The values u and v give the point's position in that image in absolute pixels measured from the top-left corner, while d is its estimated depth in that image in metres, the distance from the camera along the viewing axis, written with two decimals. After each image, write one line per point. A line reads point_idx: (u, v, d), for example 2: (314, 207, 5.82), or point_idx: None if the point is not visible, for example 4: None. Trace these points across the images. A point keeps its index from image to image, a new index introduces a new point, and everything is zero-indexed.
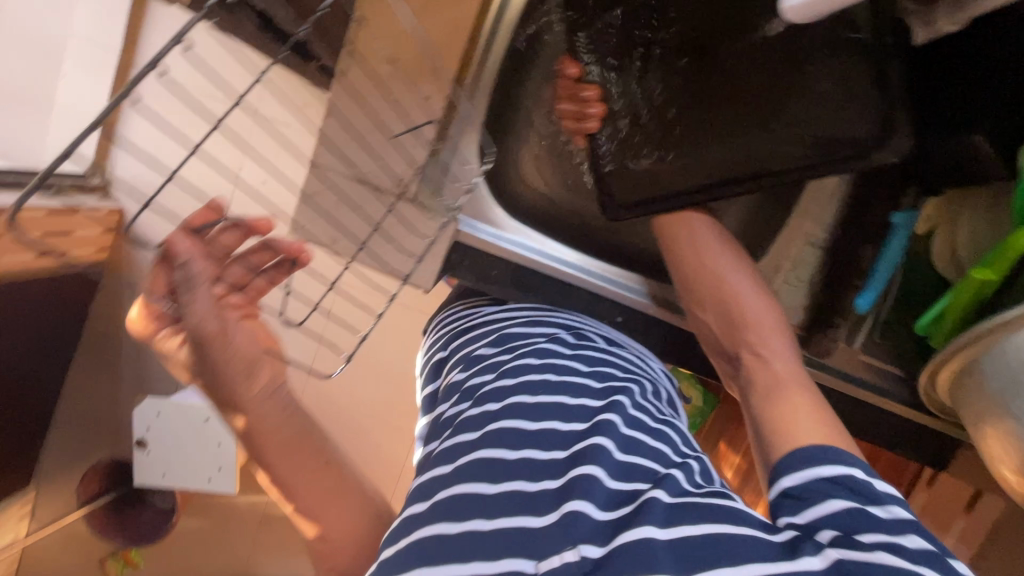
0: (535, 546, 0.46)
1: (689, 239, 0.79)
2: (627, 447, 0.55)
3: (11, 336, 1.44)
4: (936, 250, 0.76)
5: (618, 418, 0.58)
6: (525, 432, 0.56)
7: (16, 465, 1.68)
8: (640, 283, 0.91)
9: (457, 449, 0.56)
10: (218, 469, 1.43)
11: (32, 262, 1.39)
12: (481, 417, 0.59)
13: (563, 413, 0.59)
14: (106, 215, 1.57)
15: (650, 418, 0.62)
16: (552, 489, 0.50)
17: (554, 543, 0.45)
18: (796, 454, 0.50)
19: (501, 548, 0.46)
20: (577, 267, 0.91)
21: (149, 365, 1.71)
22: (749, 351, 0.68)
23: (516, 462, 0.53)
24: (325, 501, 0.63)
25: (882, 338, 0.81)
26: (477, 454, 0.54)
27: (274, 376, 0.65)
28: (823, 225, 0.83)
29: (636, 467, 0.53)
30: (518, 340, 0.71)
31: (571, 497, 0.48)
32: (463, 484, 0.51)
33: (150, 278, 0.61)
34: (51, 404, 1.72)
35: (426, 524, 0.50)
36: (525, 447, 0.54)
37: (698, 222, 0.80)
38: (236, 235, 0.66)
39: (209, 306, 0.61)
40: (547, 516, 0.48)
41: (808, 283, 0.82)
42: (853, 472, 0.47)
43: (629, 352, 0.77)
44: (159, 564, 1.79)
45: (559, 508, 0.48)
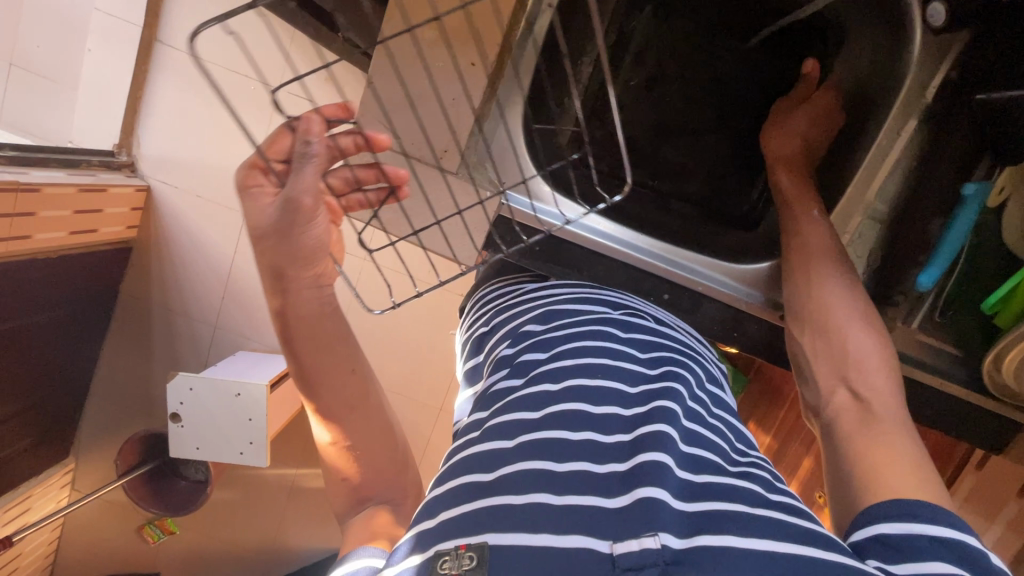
0: (609, 524, 0.45)
1: (803, 262, 0.76)
2: (690, 437, 0.55)
3: (48, 311, 1.47)
4: (1006, 230, 0.73)
5: (677, 407, 0.57)
6: (588, 415, 0.56)
7: (56, 436, 1.73)
8: (708, 266, 0.87)
9: (517, 425, 0.55)
10: (250, 442, 1.47)
11: (67, 239, 1.44)
12: (542, 395, 0.58)
13: (621, 400, 0.59)
14: (137, 193, 1.58)
15: (706, 414, 0.61)
16: (620, 472, 0.50)
17: (632, 527, 0.45)
18: (897, 504, 0.49)
19: (571, 524, 0.45)
20: (632, 250, 0.86)
21: (181, 341, 1.75)
22: (844, 388, 0.67)
23: (576, 443, 0.53)
24: (350, 418, 0.72)
25: (944, 318, 0.77)
26: (541, 434, 0.53)
27: (321, 273, 0.68)
28: (885, 196, 0.78)
29: (699, 459, 0.53)
30: (567, 318, 0.70)
31: (643, 484, 0.47)
32: (527, 461, 0.51)
33: (272, 140, 0.61)
34: (87, 378, 1.77)
35: (491, 495, 0.49)
36: (584, 428, 0.54)
37: (827, 264, 0.74)
38: (356, 143, 0.64)
39: (313, 186, 0.59)
40: (617, 499, 0.48)
41: (866, 259, 0.80)
42: (956, 534, 0.45)
43: (679, 333, 0.75)
44: (193, 533, 1.86)
45: (632, 493, 0.47)
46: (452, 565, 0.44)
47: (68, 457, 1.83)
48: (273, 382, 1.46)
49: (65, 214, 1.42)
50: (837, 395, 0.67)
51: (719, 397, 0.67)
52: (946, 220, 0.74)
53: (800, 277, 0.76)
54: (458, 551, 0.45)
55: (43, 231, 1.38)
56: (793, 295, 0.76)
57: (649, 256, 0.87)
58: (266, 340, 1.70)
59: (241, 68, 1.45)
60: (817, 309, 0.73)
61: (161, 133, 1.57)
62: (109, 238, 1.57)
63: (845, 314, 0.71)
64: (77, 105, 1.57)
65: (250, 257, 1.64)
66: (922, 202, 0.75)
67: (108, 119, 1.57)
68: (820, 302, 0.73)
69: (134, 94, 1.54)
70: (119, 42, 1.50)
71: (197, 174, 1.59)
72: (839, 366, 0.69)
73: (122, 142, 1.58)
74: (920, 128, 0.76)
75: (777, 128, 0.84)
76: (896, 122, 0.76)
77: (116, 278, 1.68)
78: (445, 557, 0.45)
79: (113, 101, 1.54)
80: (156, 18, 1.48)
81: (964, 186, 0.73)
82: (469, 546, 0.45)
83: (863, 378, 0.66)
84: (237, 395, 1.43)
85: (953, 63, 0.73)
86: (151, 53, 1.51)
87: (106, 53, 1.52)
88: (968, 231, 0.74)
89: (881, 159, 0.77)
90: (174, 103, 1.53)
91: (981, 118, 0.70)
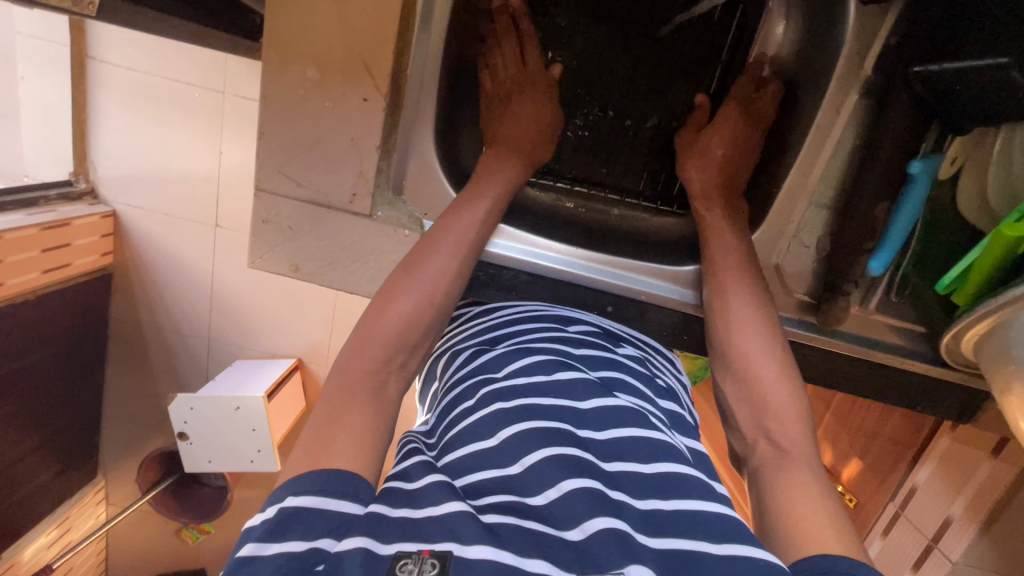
0: (571, 555, 0.40)
1: (731, 305, 0.65)
2: (648, 456, 0.49)
3: (42, 352, 1.43)
4: (963, 200, 0.60)
5: (640, 428, 0.51)
6: (546, 433, 0.49)
7: (78, 465, 1.74)
8: (656, 274, 0.77)
9: (470, 457, 0.49)
10: (258, 450, 1.50)
11: (41, 279, 1.36)
12: (498, 418, 0.51)
13: (572, 418, 0.52)
14: (103, 220, 1.50)
15: (668, 429, 0.54)
16: (574, 492, 0.44)
17: (600, 559, 0.39)
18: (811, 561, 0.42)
19: (528, 548, 0.40)
20: (567, 268, 0.76)
21: (178, 358, 1.71)
22: (765, 436, 0.57)
23: (519, 475, 0.46)
24: (381, 311, 0.57)
25: (901, 297, 0.68)
26: (474, 477, 0.48)
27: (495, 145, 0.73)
28: (829, 180, 0.67)
29: (674, 480, 0.47)
30: (526, 336, 0.64)
31: (601, 512, 0.42)
32: (494, 495, 0.45)
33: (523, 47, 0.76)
34: (97, 404, 1.74)
35: (446, 504, 0.42)
36: (528, 455, 0.47)
37: (752, 295, 0.65)
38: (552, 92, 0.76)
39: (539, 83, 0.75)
40: (570, 532, 0.42)
41: (815, 246, 0.69)
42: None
43: (629, 347, 0.68)
44: (226, 532, 1.88)
45: (584, 526, 0.42)
46: (412, 570, 0.37)
47: (97, 476, 1.85)
48: (270, 391, 1.47)
49: (34, 255, 1.33)
50: (760, 444, 0.57)
51: (677, 412, 0.60)
52: (895, 202, 0.61)
53: (722, 307, 0.66)
54: (421, 555, 0.38)
55: (16, 276, 1.29)
56: (714, 305, 0.67)
57: (584, 269, 0.77)
58: (259, 345, 1.66)
59: (185, 77, 1.38)
60: (732, 338, 0.64)
61: (110, 152, 1.47)
62: (85, 268, 1.50)
63: (763, 345, 0.62)
64: (24, 135, 1.48)
65: (230, 268, 1.57)
66: (865, 182, 0.61)
67: (56, 146, 1.46)
68: (733, 333, 0.64)
69: (79, 116, 1.44)
70: (49, 65, 1.39)
71: (161, 189, 1.49)
72: (758, 413, 0.58)
73: (77, 169, 1.48)
74: (863, 102, 0.63)
75: (695, 152, 0.71)
76: (837, 96, 0.63)
77: (103, 306, 1.63)
78: (406, 558, 0.37)
79: (56, 127, 1.44)
80: (83, 32, 1.36)
81: (910, 164, 0.59)
82: (433, 551, 0.38)
83: (779, 421, 0.56)
84: (236, 408, 1.43)
85: (895, 24, 0.59)
86: (86, 72, 1.40)
87: (38, 76, 1.41)
88: (921, 208, 0.61)
89: (821, 141, 0.65)
90: (115, 121, 1.44)
91: (915, 81, 0.56)
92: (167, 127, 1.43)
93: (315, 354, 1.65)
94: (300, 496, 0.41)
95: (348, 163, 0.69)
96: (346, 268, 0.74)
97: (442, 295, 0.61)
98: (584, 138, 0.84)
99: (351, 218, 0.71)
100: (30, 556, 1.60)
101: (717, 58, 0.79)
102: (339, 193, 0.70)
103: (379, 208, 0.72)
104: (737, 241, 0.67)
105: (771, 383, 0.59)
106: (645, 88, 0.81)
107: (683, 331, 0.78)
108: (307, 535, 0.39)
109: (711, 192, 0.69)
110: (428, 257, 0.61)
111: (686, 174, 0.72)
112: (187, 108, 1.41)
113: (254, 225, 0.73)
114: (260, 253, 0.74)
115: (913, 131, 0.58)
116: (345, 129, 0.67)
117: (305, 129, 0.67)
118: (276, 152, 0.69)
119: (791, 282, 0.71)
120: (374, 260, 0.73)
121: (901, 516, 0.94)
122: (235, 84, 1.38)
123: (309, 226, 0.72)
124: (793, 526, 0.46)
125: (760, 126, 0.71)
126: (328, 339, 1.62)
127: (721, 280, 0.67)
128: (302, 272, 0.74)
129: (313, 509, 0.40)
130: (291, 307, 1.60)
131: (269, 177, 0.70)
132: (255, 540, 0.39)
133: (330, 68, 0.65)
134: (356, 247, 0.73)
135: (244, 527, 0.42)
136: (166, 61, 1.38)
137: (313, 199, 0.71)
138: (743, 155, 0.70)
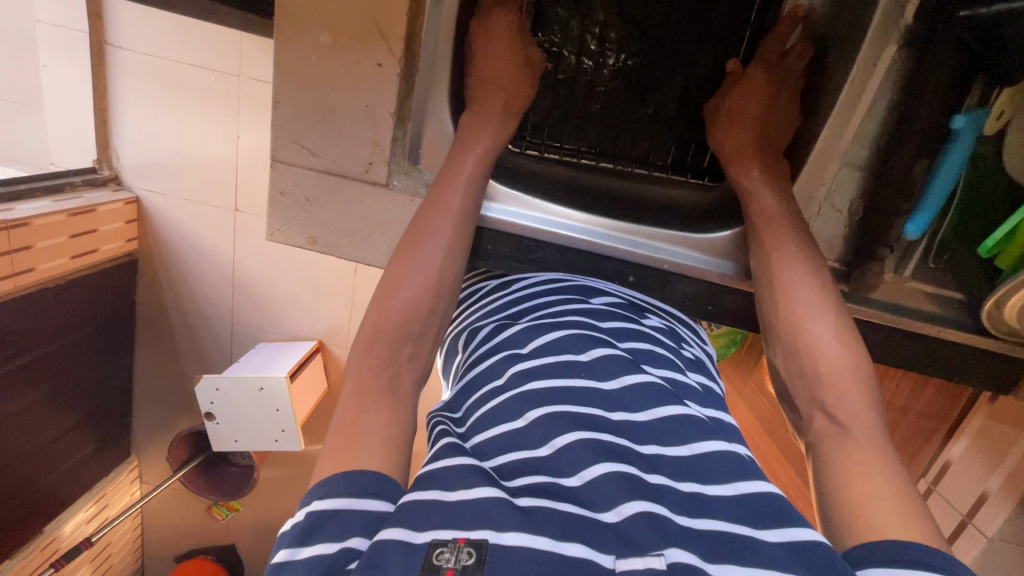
0: (607, 537, 0.39)
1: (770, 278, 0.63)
2: (687, 436, 0.47)
3: (72, 334, 1.47)
4: (1009, 159, 0.58)
5: (674, 408, 0.49)
6: (577, 415, 0.48)
7: (113, 445, 1.79)
8: (678, 244, 0.75)
9: (500, 438, 0.48)
10: (282, 430, 1.52)
11: (70, 264, 1.39)
12: (526, 398, 0.50)
13: (602, 401, 0.50)
14: (128, 206, 1.52)
15: (694, 399, 0.54)
16: (609, 477, 0.43)
17: (638, 542, 0.38)
18: (864, 548, 0.41)
19: (565, 531, 0.39)
20: (587, 238, 0.75)
21: (203, 340, 1.73)
22: (818, 409, 0.56)
23: (549, 458, 0.45)
24: (392, 295, 0.58)
25: (939, 263, 0.65)
26: (507, 459, 0.46)
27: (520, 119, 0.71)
28: (864, 139, 0.64)
29: (711, 461, 0.46)
30: (550, 312, 0.62)
31: (636, 496, 0.41)
32: (530, 477, 0.44)
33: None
34: (127, 387, 1.78)
35: (478, 488, 0.41)
36: (557, 437, 0.46)
37: (792, 265, 0.62)
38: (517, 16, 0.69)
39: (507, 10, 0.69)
40: (605, 515, 0.41)
41: (847, 210, 0.67)
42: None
43: (654, 319, 0.66)
44: (255, 509, 1.92)
45: (620, 508, 0.41)
46: (449, 560, 0.36)
47: (130, 456, 1.90)
48: (293, 372, 1.49)
49: (62, 240, 1.36)
50: (814, 416, 0.56)
51: (708, 384, 0.59)
52: (935, 160, 0.58)
53: (765, 268, 0.64)
54: (457, 543, 0.37)
55: (46, 261, 1.33)
56: (760, 270, 0.65)
57: (604, 237, 0.76)
58: (282, 327, 1.67)
59: (200, 60, 1.38)
60: (778, 305, 0.62)
61: (130, 137, 1.48)
62: (111, 254, 1.53)
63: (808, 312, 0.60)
64: (47, 123, 1.49)
65: (251, 251, 1.58)
66: (903, 142, 0.58)
67: (78, 133, 1.48)
68: (784, 296, 0.62)
69: (100, 104, 1.45)
70: (70, 53, 1.40)
71: (181, 174, 1.50)
72: (813, 382, 0.57)
73: (101, 156, 1.50)
74: (902, 53, 0.59)
75: (727, 117, 0.69)
76: (876, 45, 0.59)
77: (130, 290, 1.65)
78: (442, 547, 0.37)
79: (77, 114, 1.45)
80: (102, 19, 1.37)
81: (953, 119, 0.56)
82: (468, 539, 0.38)
83: (837, 394, 0.55)
84: (260, 389, 1.45)
85: None
86: (106, 58, 1.41)
87: (59, 64, 1.42)
88: (962, 166, 0.58)
89: (857, 97, 0.61)
90: (132, 106, 1.44)
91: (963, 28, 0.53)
92: (183, 110, 1.43)
93: (336, 336, 1.66)
94: (325, 500, 0.41)
95: (363, 130, 0.68)
96: (360, 238, 0.74)
97: (439, 277, 0.61)
98: (604, 110, 0.81)
99: (367, 188, 0.71)
100: (69, 531, 1.67)
101: (743, 25, 0.76)
102: (355, 162, 0.69)
103: (396, 177, 0.71)
104: (778, 201, 0.65)
105: (826, 347, 0.58)
106: (663, 51, 0.78)
107: (707, 299, 0.76)
108: (336, 536, 0.39)
109: (744, 151, 0.67)
110: (425, 236, 0.62)
111: (718, 136, 0.70)
112: (203, 93, 1.41)
113: (271, 198, 0.73)
114: (278, 226, 0.74)
115: (954, 84, 0.55)
116: (361, 96, 0.66)
117: (320, 99, 0.67)
118: (293, 122, 0.68)
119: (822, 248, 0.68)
120: (388, 229, 0.73)
121: (934, 492, 0.91)
122: (249, 66, 1.37)
123: (324, 196, 0.72)
124: (858, 502, 0.45)
125: (792, 81, 0.67)
126: (348, 320, 1.63)
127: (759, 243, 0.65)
128: (319, 244, 0.74)
129: (339, 511, 0.40)
130: (311, 290, 1.61)
131: (285, 148, 0.70)
132: (286, 546, 0.39)
133: (344, 34, 0.64)
134: (371, 217, 0.72)
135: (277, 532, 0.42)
136: (181, 44, 1.38)
137: (330, 168, 0.70)
138: (770, 120, 0.67)
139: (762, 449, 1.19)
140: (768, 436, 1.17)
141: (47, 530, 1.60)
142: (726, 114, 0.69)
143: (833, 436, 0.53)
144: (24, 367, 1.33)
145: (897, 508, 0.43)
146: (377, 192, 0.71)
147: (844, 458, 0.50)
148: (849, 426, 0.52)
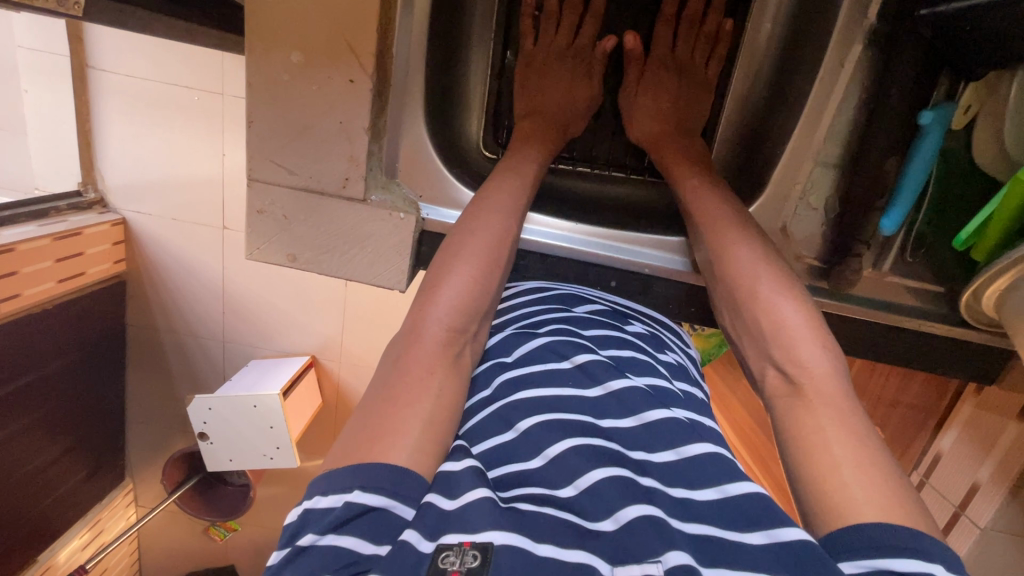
0: (603, 544, 0.39)
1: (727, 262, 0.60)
2: (674, 440, 0.47)
3: (61, 359, 1.46)
4: (978, 149, 0.58)
5: (663, 413, 0.49)
6: (568, 423, 0.48)
7: (106, 470, 1.76)
8: (657, 247, 0.76)
9: (493, 452, 0.47)
10: (276, 447, 1.51)
11: (56, 289, 1.38)
12: (522, 405, 0.50)
13: (590, 410, 0.50)
14: (114, 228, 1.51)
15: (678, 403, 0.54)
16: (609, 481, 0.43)
17: (634, 550, 0.38)
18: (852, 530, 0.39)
19: (570, 537, 0.39)
20: (567, 245, 0.76)
21: (195, 360, 1.72)
22: None
23: (542, 469, 0.45)
24: (438, 285, 0.55)
25: (917, 257, 0.66)
26: (503, 468, 0.46)
27: None
28: (835, 139, 0.65)
29: (700, 465, 0.45)
30: (540, 321, 0.62)
31: (633, 501, 0.41)
32: (522, 488, 0.44)
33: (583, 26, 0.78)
34: (120, 410, 1.76)
35: (478, 489, 0.41)
36: (551, 446, 0.46)
37: (743, 247, 0.59)
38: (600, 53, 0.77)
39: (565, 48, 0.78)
40: (600, 523, 0.41)
41: (824, 208, 0.68)
42: (938, 569, 0.35)
43: (638, 325, 0.66)
44: (252, 528, 1.90)
45: (617, 515, 0.41)
46: (455, 562, 0.36)
47: (125, 479, 1.87)
48: (285, 389, 1.47)
49: (48, 265, 1.35)
50: None
51: (691, 390, 0.59)
52: (905, 157, 0.59)
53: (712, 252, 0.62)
54: (462, 546, 0.37)
55: (32, 286, 1.32)
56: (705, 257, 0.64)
57: (584, 244, 0.76)
58: (274, 344, 1.66)
59: (179, 80, 1.38)
60: (727, 277, 0.59)
61: (113, 159, 1.47)
62: (99, 276, 1.51)
63: (760, 280, 0.56)
64: (31, 148, 1.48)
65: (241, 267, 1.57)
66: (872, 141, 0.60)
67: (62, 159, 1.47)
68: (749, 274, 0.57)
69: (83, 126, 1.44)
70: (51, 78, 1.39)
71: (167, 194, 1.49)
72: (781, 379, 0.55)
73: (85, 179, 1.49)
74: (868, 53, 0.61)
75: (637, 109, 0.76)
76: (841, 49, 0.62)
77: (120, 312, 1.64)
78: (447, 550, 0.37)
79: (60, 138, 1.44)
80: (81, 42, 1.36)
81: (921, 115, 0.57)
82: (474, 542, 0.37)
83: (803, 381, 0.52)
84: (254, 406, 1.44)
85: None
86: (87, 81, 1.40)
87: (40, 89, 1.41)
88: (933, 161, 0.59)
89: (826, 97, 0.63)
90: (116, 129, 1.44)
91: (923, 30, 0.54)
92: (165, 130, 1.43)
93: (328, 350, 1.65)
94: (367, 492, 0.40)
95: (338, 145, 0.68)
96: (338, 256, 0.74)
97: (491, 265, 0.58)
98: None
99: (343, 203, 0.71)
100: (65, 559, 1.64)
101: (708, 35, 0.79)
102: (330, 178, 0.70)
103: (373, 192, 0.71)
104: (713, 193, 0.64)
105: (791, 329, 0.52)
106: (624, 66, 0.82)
107: (690, 300, 0.75)
108: (371, 534, 0.38)
109: (660, 142, 0.73)
110: (481, 217, 0.61)
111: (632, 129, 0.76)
112: (186, 113, 1.41)
113: (249, 216, 0.73)
114: (257, 245, 0.74)
115: (921, 81, 0.56)
116: (334, 113, 0.67)
117: (293, 117, 0.67)
118: (270, 138, 0.68)
119: (798, 247, 0.69)
120: (365, 244, 0.73)
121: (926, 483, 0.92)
122: (231, 84, 1.38)
123: (300, 215, 0.72)
124: None
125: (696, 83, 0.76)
126: (340, 334, 1.62)
127: (703, 226, 0.63)
128: (297, 262, 0.74)
129: (379, 508, 0.39)
130: (302, 306, 1.60)
131: (259, 166, 0.70)
132: (316, 531, 0.39)
133: (316, 52, 0.64)
134: (344, 230, 0.72)
135: (305, 508, 0.41)
136: (161, 65, 1.37)
137: (306, 186, 0.70)
138: (683, 119, 0.74)
139: (755, 445, 1.18)
140: (763, 434, 1.17)
141: (41, 559, 1.57)
142: (638, 110, 0.75)
143: (789, 397, 0.50)
144: (12, 395, 1.31)
145: (895, 482, 0.42)
146: (357, 203, 0.71)
147: (798, 425, 0.47)
148: (802, 389, 0.49)
